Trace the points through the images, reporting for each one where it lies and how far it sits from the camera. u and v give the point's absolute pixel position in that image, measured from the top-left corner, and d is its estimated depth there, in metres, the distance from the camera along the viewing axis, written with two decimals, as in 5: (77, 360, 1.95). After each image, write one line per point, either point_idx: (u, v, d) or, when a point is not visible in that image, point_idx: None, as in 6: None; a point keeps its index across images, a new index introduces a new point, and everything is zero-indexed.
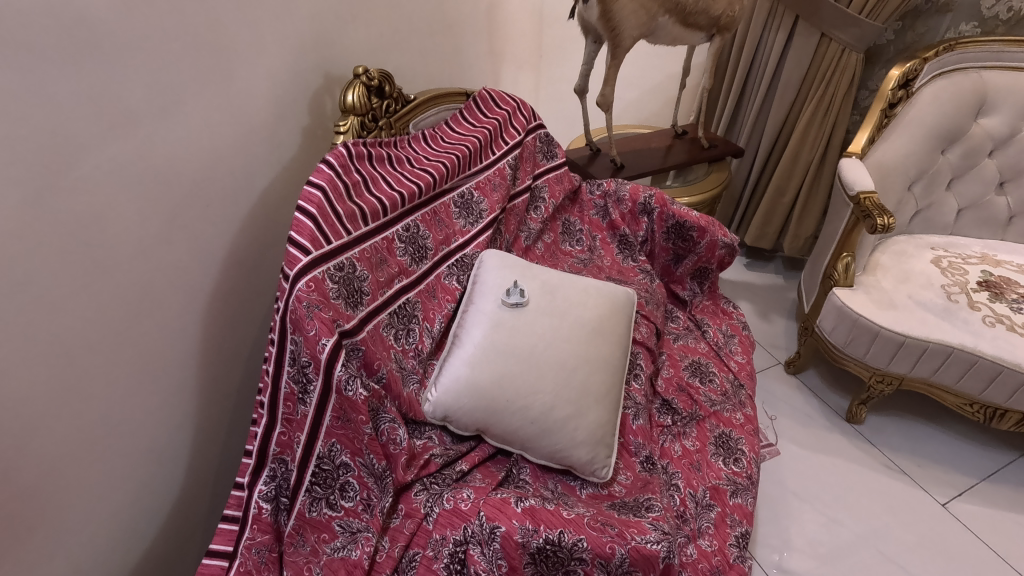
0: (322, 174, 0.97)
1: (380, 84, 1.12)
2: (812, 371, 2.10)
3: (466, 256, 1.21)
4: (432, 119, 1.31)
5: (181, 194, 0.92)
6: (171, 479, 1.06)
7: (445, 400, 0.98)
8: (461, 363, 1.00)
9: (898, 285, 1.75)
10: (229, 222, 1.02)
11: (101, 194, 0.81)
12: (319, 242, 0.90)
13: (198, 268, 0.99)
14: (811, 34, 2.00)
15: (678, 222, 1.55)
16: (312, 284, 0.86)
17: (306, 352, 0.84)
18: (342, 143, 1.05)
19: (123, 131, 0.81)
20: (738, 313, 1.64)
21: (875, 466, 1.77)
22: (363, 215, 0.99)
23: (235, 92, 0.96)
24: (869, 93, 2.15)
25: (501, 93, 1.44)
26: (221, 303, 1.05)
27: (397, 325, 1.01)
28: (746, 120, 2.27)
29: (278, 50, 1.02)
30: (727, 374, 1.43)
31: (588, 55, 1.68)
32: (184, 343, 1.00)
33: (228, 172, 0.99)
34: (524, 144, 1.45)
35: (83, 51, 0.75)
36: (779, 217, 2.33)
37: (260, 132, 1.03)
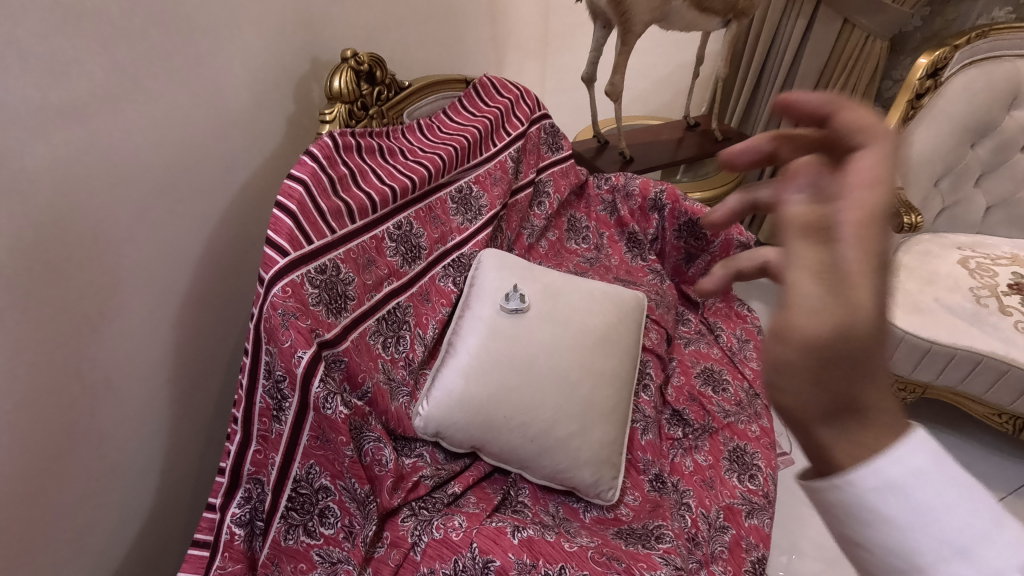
0: (304, 167, 0.89)
1: (370, 69, 1.03)
2: None
3: (463, 255, 1.12)
4: (428, 108, 1.21)
5: (147, 187, 0.84)
6: (140, 497, 0.97)
7: (437, 414, 0.89)
8: (455, 374, 0.92)
9: (923, 287, 1.65)
10: (205, 218, 0.94)
11: (52, 187, 0.72)
12: (298, 243, 0.82)
13: (169, 270, 0.90)
14: (832, 21, 1.90)
15: (690, 219, 1.46)
16: (288, 289, 0.78)
17: (280, 366, 0.75)
18: (327, 133, 0.96)
19: (76, 117, 0.73)
20: (754, 317, 1.54)
21: None
22: (349, 212, 0.92)
23: (208, 76, 0.88)
24: (894, 83, 2.04)
25: (503, 80, 1.34)
26: (194, 305, 0.96)
27: (385, 333, 0.93)
28: (761, 112, 2.16)
29: (259, 32, 0.93)
30: (741, 383, 1.35)
31: (597, 41, 1.59)
32: (154, 352, 0.92)
33: (201, 162, 0.90)
34: (527, 135, 1.36)
35: (29, 27, 0.66)
36: None
37: (239, 120, 0.95)
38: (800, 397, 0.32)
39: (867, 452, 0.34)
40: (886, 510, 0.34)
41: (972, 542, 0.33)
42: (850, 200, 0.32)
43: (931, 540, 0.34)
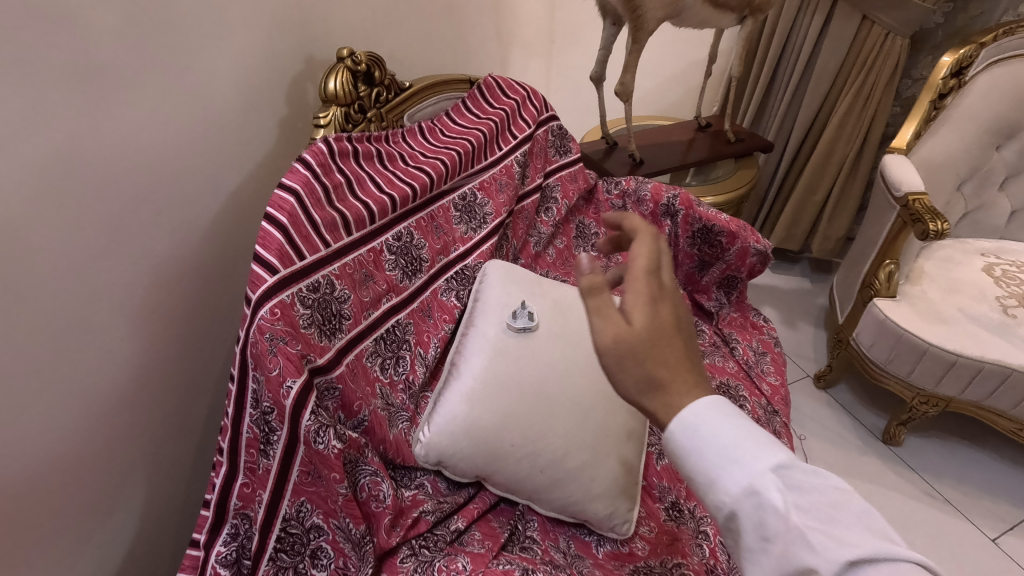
0: (296, 175, 0.82)
1: (368, 69, 0.97)
2: (843, 385, 1.94)
3: (466, 267, 1.06)
4: (430, 110, 1.14)
5: (125, 199, 0.77)
6: (122, 528, 0.91)
7: (439, 442, 0.83)
8: (458, 399, 0.85)
9: (946, 296, 1.59)
10: (191, 231, 0.87)
11: (15, 201, 0.66)
12: (289, 259, 0.75)
13: (150, 287, 0.83)
14: (851, 18, 1.83)
15: (704, 226, 1.40)
16: (277, 311, 0.71)
17: (268, 396, 0.68)
18: (322, 138, 0.89)
19: (43, 124, 0.66)
20: (768, 328, 1.49)
21: (915, 493, 1.63)
22: (345, 223, 0.85)
23: (192, 77, 0.81)
24: (914, 82, 1.96)
25: (509, 80, 1.27)
26: (180, 324, 0.89)
27: (383, 353, 0.86)
28: (775, 112, 2.09)
29: (248, 30, 0.86)
30: (758, 399, 1.29)
31: (606, 39, 1.53)
32: (137, 375, 0.85)
33: (185, 171, 0.84)
34: (534, 138, 1.29)
35: None
36: (808, 216, 2.16)
37: (227, 125, 0.88)
38: (625, 369, 0.49)
39: (677, 410, 0.48)
40: (694, 445, 0.47)
41: (737, 453, 0.46)
42: (636, 255, 0.54)
43: (727, 467, 0.46)
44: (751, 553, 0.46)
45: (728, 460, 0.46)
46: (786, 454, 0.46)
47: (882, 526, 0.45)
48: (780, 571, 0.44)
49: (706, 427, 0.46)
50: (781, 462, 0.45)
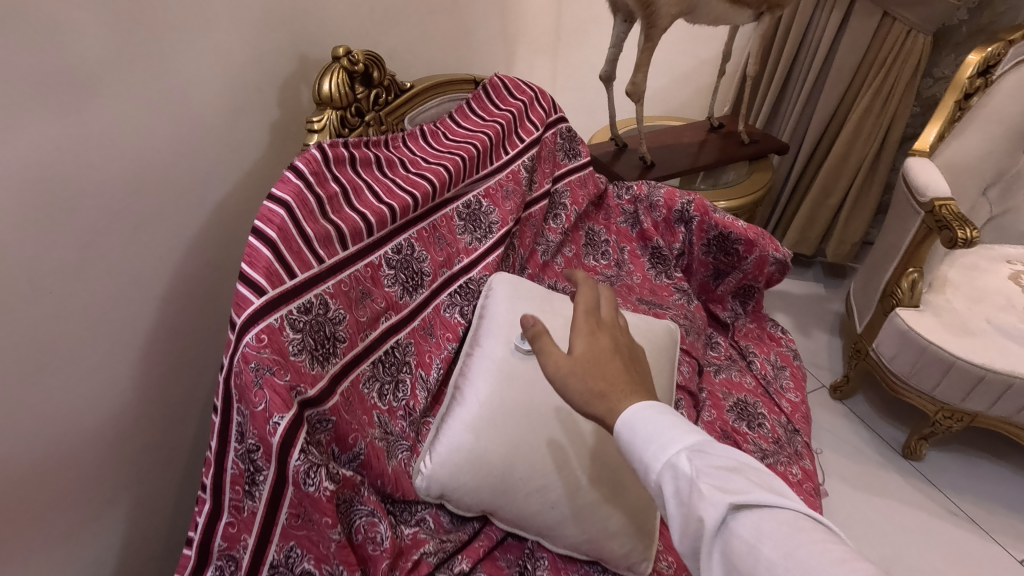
0: (287, 185, 0.76)
1: (365, 69, 0.90)
2: (860, 397, 1.87)
3: (471, 281, 1.00)
4: (432, 112, 1.08)
5: (99, 212, 0.70)
6: (99, 565, 0.84)
7: (441, 475, 0.77)
8: (463, 427, 0.79)
9: (972, 305, 1.52)
10: (174, 244, 0.80)
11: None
12: (278, 278, 0.69)
13: (129, 306, 0.76)
14: (871, 14, 1.75)
15: (721, 233, 1.32)
16: (264, 337, 0.65)
17: (253, 433, 0.62)
18: (316, 143, 0.83)
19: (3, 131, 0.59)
20: (787, 339, 1.42)
21: (939, 512, 1.56)
22: (340, 236, 0.78)
23: (173, 79, 0.74)
24: (935, 81, 1.89)
25: (515, 80, 1.20)
26: (164, 345, 0.82)
27: (381, 378, 0.80)
28: (789, 112, 2.02)
29: (234, 27, 0.80)
30: (778, 417, 1.22)
31: (617, 37, 1.46)
32: (116, 401, 0.78)
33: (166, 179, 0.77)
34: (542, 141, 1.22)
35: None
36: (823, 220, 2.09)
37: (213, 129, 0.81)
38: (572, 385, 0.55)
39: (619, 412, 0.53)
40: (625, 430, 0.52)
41: (653, 431, 0.51)
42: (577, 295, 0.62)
43: (647, 445, 0.51)
44: (669, 522, 0.50)
45: (648, 437, 0.51)
46: (696, 431, 0.51)
47: (781, 489, 0.49)
48: (691, 533, 0.48)
49: (636, 418, 0.51)
50: (692, 436, 0.51)
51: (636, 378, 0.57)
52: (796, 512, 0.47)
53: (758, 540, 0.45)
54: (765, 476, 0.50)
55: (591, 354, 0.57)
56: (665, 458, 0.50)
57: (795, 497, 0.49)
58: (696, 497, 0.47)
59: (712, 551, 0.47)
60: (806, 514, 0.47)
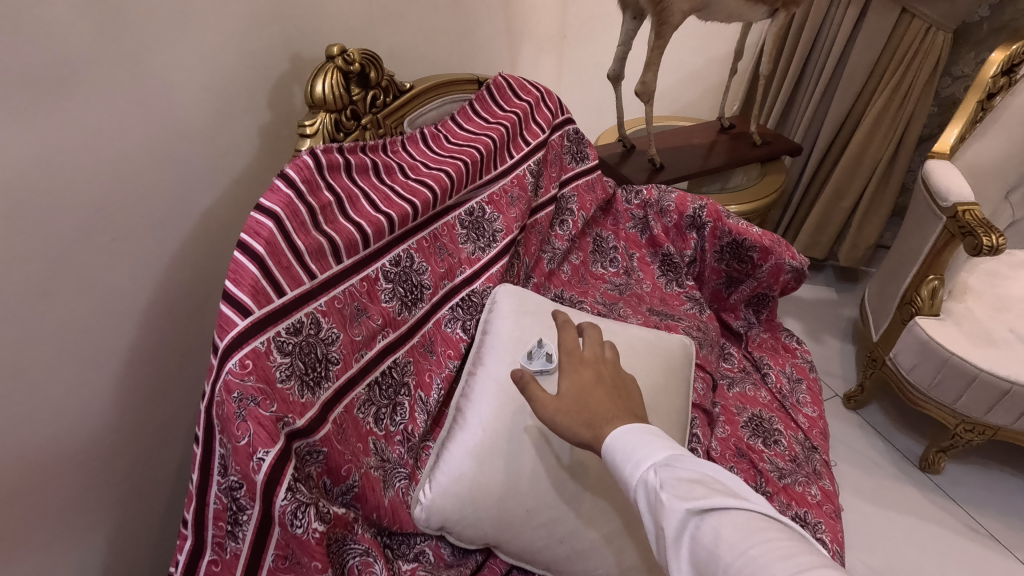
0: (276, 194, 0.70)
1: (362, 69, 0.84)
2: (874, 406, 1.81)
3: (474, 293, 0.94)
4: (433, 114, 1.02)
5: (70, 224, 0.65)
6: None
7: (442, 505, 0.71)
8: (465, 455, 0.74)
9: (994, 314, 1.46)
10: (155, 256, 0.75)
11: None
12: (265, 297, 0.63)
13: (107, 324, 0.71)
14: (889, 11, 1.69)
15: (735, 240, 1.26)
16: (248, 362, 0.59)
17: (235, 469, 0.57)
18: (308, 149, 0.77)
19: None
20: (803, 350, 1.36)
21: (958, 528, 1.50)
22: (334, 249, 0.73)
23: (152, 79, 0.69)
24: (954, 81, 1.83)
25: (520, 80, 1.15)
26: (145, 364, 0.77)
27: (378, 402, 0.75)
28: (802, 111, 1.95)
29: (220, 23, 0.74)
30: (795, 434, 1.17)
31: (626, 35, 1.40)
32: (93, 425, 0.73)
33: (146, 188, 0.71)
34: (548, 144, 1.17)
35: None
36: (835, 223, 2.03)
37: (197, 133, 0.76)
38: (562, 422, 0.64)
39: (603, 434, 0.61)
40: (608, 453, 0.60)
41: (627, 448, 0.57)
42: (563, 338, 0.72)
43: (624, 465, 0.57)
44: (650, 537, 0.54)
45: (623, 458, 0.57)
46: (668, 450, 0.56)
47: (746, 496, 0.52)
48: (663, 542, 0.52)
49: (612, 439, 0.59)
50: (662, 454, 0.56)
51: (622, 402, 0.65)
52: (754, 517, 0.49)
53: (716, 541, 0.48)
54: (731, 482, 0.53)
55: (576, 392, 0.66)
56: (639, 476, 0.55)
57: (760, 505, 0.51)
58: (660, 508, 0.52)
59: (682, 561, 0.50)
60: (764, 518, 0.49)
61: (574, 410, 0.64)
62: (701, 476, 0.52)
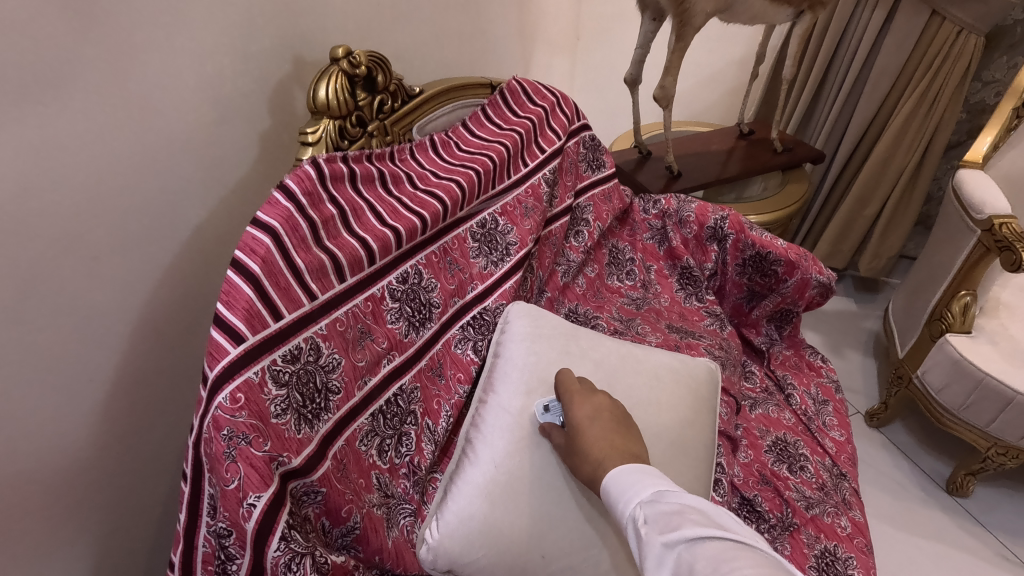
0: (275, 208, 0.64)
1: (368, 72, 0.79)
2: (899, 424, 1.74)
3: (485, 311, 0.89)
4: (443, 120, 0.97)
5: (44, 239, 0.60)
6: None
7: (451, 549, 0.65)
8: (475, 492, 0.68)
9: None
10: (141, 272, 0.70)
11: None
12: (260, 321, 0.58)
13: (90, 346, 0.66)
14: (918, 13, 1.62)
15: (758, 253, 1.20)
16: (240, 395, 0.54)
17: (224, 514, 0.52)
18: (310, 158, 0.71)
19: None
20: (828, 368, 1.30)
21: (989, 556, 1.43)
22: (337, 267, 0.67)
23: (138, 82, 0.64)
24: (984, 86, 1.76)
25: (535, 84, 1.09)
26: (134, 388, 0.73)
27: (382, 432, 0.69)
28: (824, 116, 1.88)
29: (214, 21, 0.69)
30: (822, 459, 1.10)
31: (644, 37, 1.34)
32: (73, 452, 0.68)
33: (133, 202, 0.67)
34: (564, 152, 1.11)
35: None
36: (858, 232, 1.96)
37: (189, 141, 0.71)
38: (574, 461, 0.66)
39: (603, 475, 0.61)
40: (604, 495, 0.59)
41: (618, 489, 0.57)
42: (562, 379, 0.74)
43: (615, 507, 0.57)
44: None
45: (614, 498, 0.57)
46: (657, 487, 0.55)
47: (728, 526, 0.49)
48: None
49: (610, 481, 0.59)
50: (652, 489, 0.55)
51: (622, 440, 0.64)
52: (732, 545, 0.46)
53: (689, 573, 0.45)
54: (715, 513, 0.51)
55: (576, 430, 0.66)
56: (630, 513, 0.54)
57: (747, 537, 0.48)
58: (647, 538, 0.50)
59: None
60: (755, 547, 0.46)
61: (576, 448, 0.65)
62: (681, 510, 0.51)
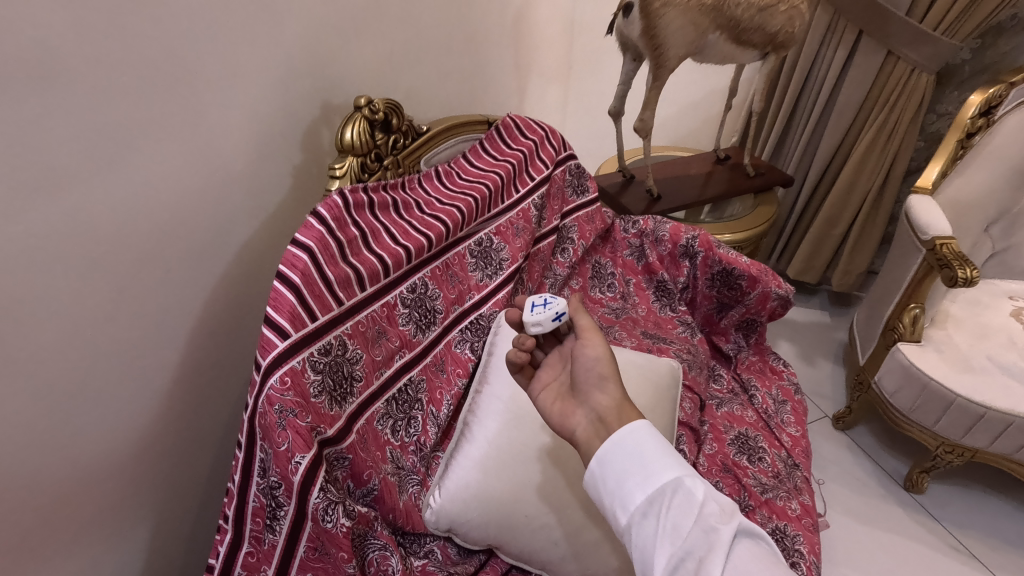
0: (310, 230, 0.79)
1: (385, 117, 0.94)
2: (864, 427, 1.89)
3: (481, 316, 1.04)
4: (447, 152, 1.13)
5: (130, 257, 0.75)
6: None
7: (451, 510, 0.80)
8: (471, 465, 0.83)
9: (974, 342, 1.53)
10: (200, 283, 0.85)
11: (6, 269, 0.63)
12: (301, 321, 0.73)
13: (157, 344, 0.81)
14: (876, 52, 1.79)
15: (725, 269, 1.36)
16: (287, 379, 0.69)
17: (276, 471, 0.66)
18: (337, 189, 0.87)
19: (41, 187, 0.64)
20: (790, 372, 1.45)
21: (941, 547, 1.57)
22: (359, 279, 0.82)
23: (204, 132, 0.80)
24: (938, 117, 1.93)
25: (527, 119, 1.25)
26: (188, 380, 0.88)
27: (395, 415, 0.84)
28: (795, 142, 2.04)
29: (262, 79, 0.85)
30: (778, 451, 1.25)
31: (626, 75, 1.51)
32: (141, 431, 0.83)
33: (195, 227, 0.82)
34: (552, 179, 1.27)
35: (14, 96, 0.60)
36: (828, 249, 2.12)
37: (240, 176, 0.87)
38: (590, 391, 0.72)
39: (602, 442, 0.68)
40: (636, 455, 0.62)
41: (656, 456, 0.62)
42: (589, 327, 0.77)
43: (650, 466, 0.62)
44: (654, 548, 0.57)
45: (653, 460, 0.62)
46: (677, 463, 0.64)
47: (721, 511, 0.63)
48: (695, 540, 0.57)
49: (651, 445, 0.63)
50: (688, 468, 0.62)
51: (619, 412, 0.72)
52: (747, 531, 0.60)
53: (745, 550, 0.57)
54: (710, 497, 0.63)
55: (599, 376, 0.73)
56: (674, 480, 0.60)
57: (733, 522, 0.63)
58: (703, 519, 0.57)
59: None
60: (772, 556, 0.58)
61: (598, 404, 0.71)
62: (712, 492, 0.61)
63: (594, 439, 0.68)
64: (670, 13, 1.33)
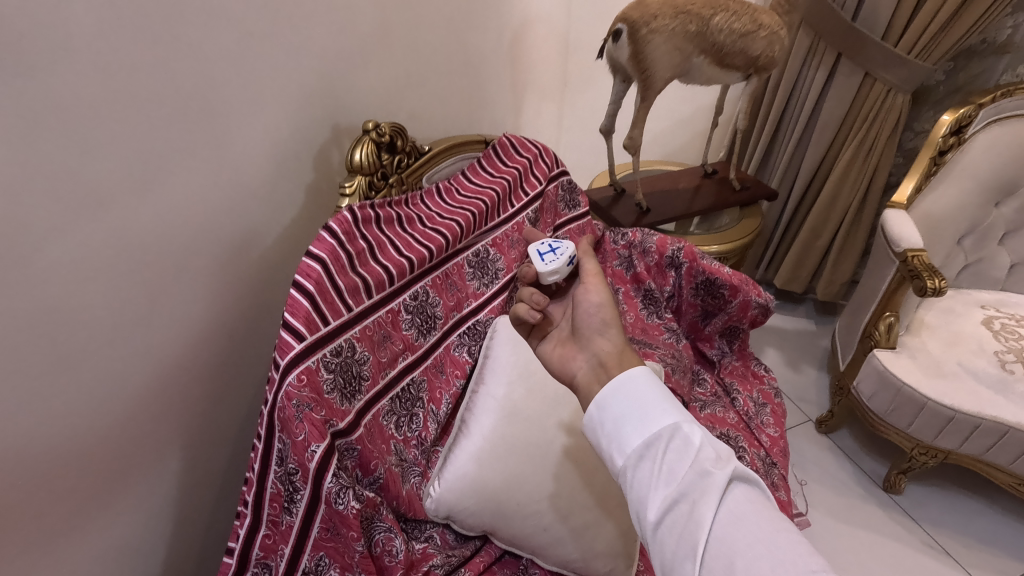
0: (322, 243, 0.87)
1: (390, 139, 1.03)
2: (846, 431, 1.97)
3: (478, 322, 1.12)
4: (447, 170, 1.22)
5: (161, 268, 0.84)
6: (145, 562, 0.97)
7: (449, 498, 0.88)
8: (468, 457, 0.91)
9: (946, 349, 1.61)
10: (221, 291, 0.94)
11: (54, 279, 0.72)
12: (315, 325, 0.81)
13: (182, 346, 0.90)
14: (855, 73, 1.88)
15: (708, 278, 1.44)
16: (303, 377, 0.77)
17: (293, 459, 0.74)
18: (347, 206, 0.95)
19: (86, 208, 0.73)
20: (770, 377, 1.53)
21: (916, 544, 1.64)
22: (367, 287, 0.90)
23: (227, 155, 0.88)
24: (915, 134, 2.03)
25: (522, 139, 1.34)
26: (208, 379, 0.96)
27: (398, 412, 0.92)
28: (780, 157, 2.14)
29: (280, 106, 0.94)
30: (758, 451, 1.32)
31: (616, 95, 1.58)
32: (165, 426, 0.91)
33: (218, 240, 0.91)
34: (545, 194, 1.35)
35: (67, 129, 0.68)
36: (812, 260, 2.20)
37: (258, 194, 0.95)
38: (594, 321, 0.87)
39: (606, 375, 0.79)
40: (637, 401, 0.69)
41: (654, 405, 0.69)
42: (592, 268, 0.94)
43: (651, 417, 0.68)
44: (651, 489, 0.63)
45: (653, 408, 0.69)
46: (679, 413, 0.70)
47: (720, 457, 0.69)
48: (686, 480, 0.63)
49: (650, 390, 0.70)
50: (685, 416, 0.69)
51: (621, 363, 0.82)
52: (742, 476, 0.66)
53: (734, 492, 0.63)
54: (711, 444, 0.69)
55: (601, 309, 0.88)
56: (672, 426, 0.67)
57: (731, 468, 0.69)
58: (699, 464, 0.63)
59: (708, 518, 0.60)
60: (763, 497, 0.65)
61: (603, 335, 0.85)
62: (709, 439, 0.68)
63: (595, 379, 0.79)
64: (657, 39, 1.42)
